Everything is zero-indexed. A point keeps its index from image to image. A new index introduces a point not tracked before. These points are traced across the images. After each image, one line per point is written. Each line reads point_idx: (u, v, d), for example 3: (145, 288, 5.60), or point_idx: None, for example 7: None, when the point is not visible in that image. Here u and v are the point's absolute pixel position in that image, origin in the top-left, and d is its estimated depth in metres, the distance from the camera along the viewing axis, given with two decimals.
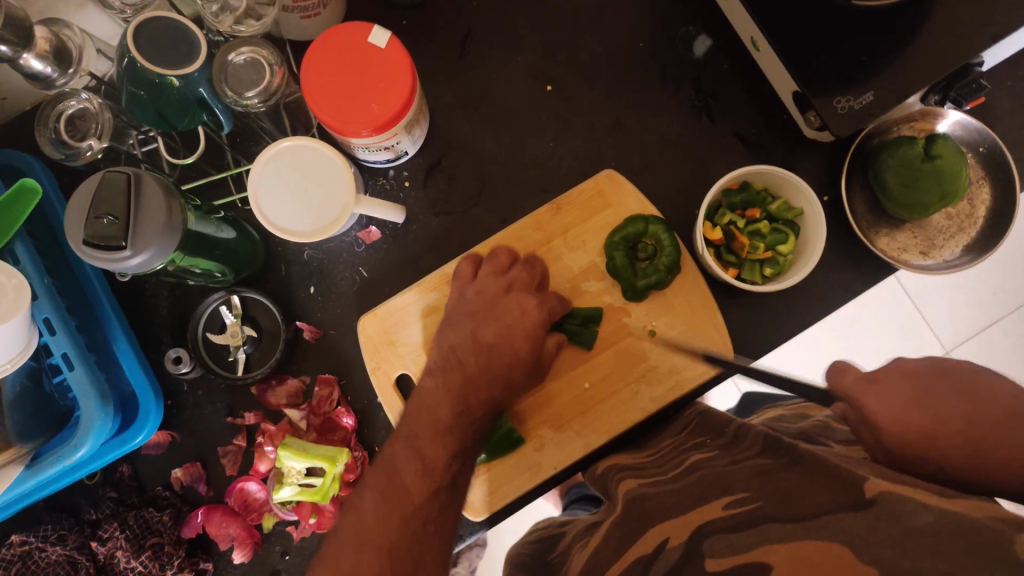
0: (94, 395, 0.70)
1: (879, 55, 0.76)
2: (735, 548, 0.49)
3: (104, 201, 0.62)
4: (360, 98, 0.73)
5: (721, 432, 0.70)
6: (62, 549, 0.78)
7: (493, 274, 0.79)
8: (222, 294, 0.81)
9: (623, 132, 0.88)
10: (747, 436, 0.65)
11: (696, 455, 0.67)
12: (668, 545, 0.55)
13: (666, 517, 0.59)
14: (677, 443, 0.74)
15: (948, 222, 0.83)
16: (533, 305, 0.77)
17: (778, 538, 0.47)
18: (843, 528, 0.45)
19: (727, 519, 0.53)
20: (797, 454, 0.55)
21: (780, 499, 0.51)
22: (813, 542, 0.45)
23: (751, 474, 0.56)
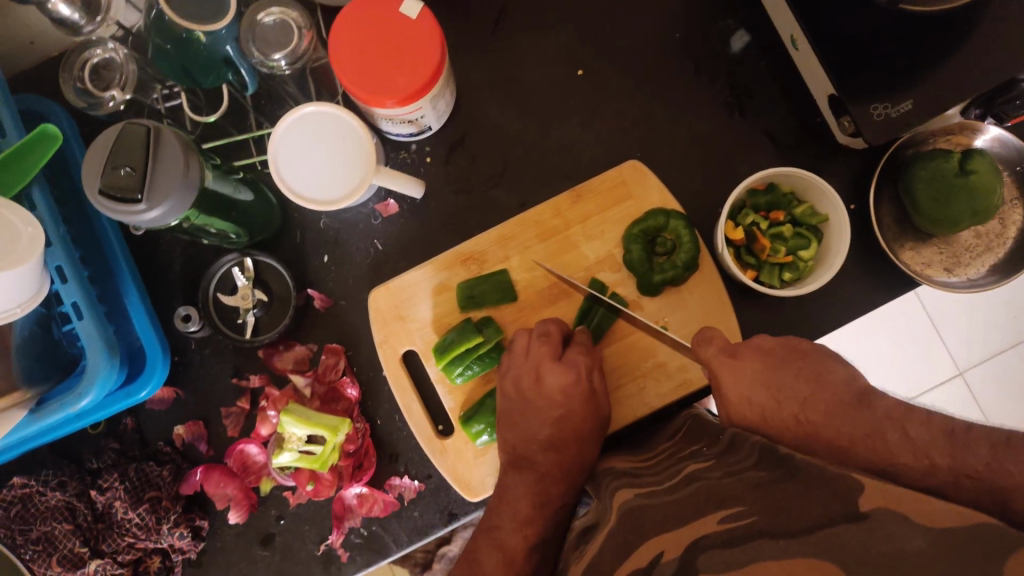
0: (102, 345, 0.70)
1: (922, 63, 0.73)
2: (730, 562, 0.48)
3: (122, 153, 0.62)
4: (387, 68, 0.72)
5: (717, 440, 0.67)
6: (61, 494, 0.80)
7: (550, 346, 0.77)
8: (234, 257, 0.80)
9: (651, 123, 0.86)
10: (743, 443, 0.63)
11: (693, 464, 0.64)
12: (663, 560, 0.53)
13: (660, 529, 0.56)
14: (672, 448, 0.72)
15: (975, 241, 0.81)
16: (584, 373, 0.76)
17: (774, 555, 0.46)
18: (836, 544, 0.44)
19: (721, 533, 0.51)
20: (793, 468, 0.54)
21: (773, 513, 0.50)
22: (802, 560, 0.44)
23: (746, 487, 0.54)
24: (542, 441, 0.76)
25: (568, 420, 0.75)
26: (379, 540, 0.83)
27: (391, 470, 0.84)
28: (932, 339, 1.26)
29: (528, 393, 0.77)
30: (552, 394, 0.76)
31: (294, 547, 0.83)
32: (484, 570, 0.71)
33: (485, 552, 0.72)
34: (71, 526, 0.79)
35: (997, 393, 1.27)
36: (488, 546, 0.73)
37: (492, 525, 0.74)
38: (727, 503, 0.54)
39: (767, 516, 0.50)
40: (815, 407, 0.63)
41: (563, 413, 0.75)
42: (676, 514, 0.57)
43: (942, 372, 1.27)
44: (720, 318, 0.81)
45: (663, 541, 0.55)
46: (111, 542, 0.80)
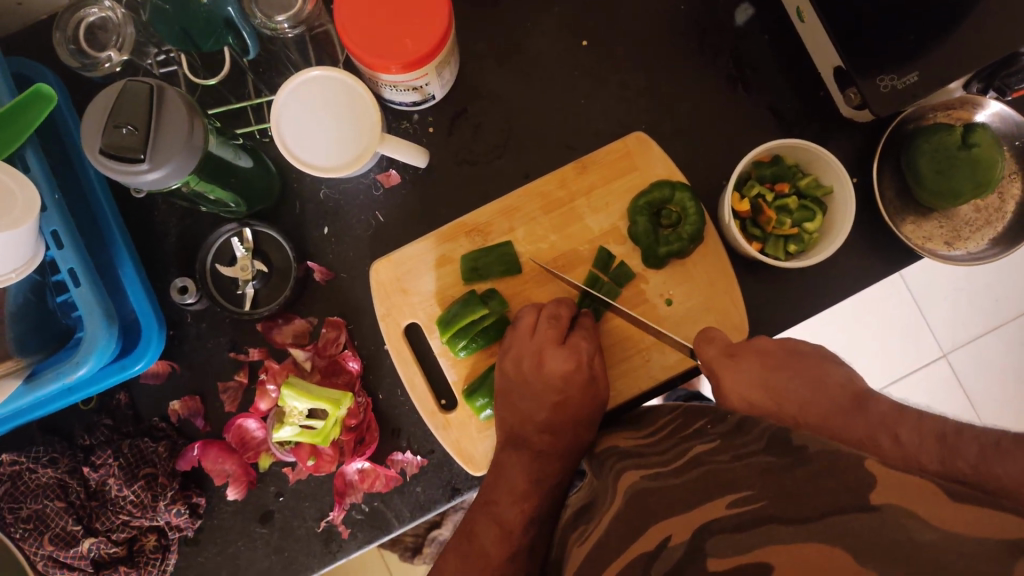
0: (100, 314, 0.68)
1: (928, 37, 0.73)
2: (737, 549, 0.47)
3: (124, 111, 0.60)
4: (394, 33, 0.70)
5: (722, 418, 0.66)
6: (53, 472, 0.77)
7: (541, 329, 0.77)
8: (234, 226, 0.79)
9: (655, 95, 0.86)
10: (755, 426, 0.61)
11: (698, 445, 0.63)
12: (671, 543, 0.52)
13: (664, 514, 0.56)
14: (676, 424, 0.71)
15: (975, 215, 0.82)
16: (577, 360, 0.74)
17: (790, 539, 0.45)
18: (850, 532, 0.43)
19: (732, 517, 0.50)
20: (803, 456, 0.52)
21: (784, 500, 0.49)
22: (812, 547, 0.44)
23: (756, 472, 0.53)
24: (540, 424, 0.74)
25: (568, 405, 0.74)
26: (380, 516, 0.81)
27: (393, 445, 0.82)
28: (918, 321, 1.28)
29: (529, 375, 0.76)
30: (551, 377, 0.74)
31: (294, 524, 0.82)
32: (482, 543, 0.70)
33: (482, 526, 0.71)
34: (63, 504, 0.77)
35: (980, 375, 1.29)
36: (486, 522, 0.71)
37: (488, 500, 0.72)
38: (734, 489, 0.53)
39: (775, 500, 0.49)
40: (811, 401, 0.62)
41: (562, 398, 0.74)
42: (680, 499, 0.56)
43: (927, 354, 1.28)
44: (724, 291, 0.81)
45: (665, 528, 0.54)
46: (105, 520, 0.77)
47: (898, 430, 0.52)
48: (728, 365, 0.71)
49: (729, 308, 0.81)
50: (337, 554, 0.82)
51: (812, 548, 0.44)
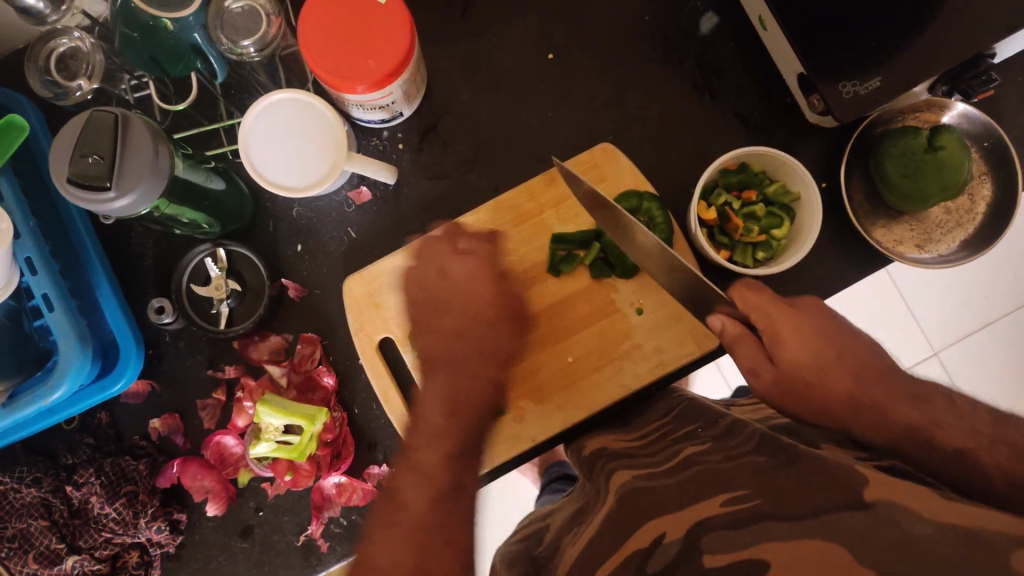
0: (74, 336, 0.70)
1: (889, 43, 0.73)
2: (733, 545, 0.48)
3: (90, 140, 0.61)
4: (357, 53, 0.71)
5: (713, 422, 0.68)
6: (36, 491, 0.79)
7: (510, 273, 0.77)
8: (208, 247, 0.80)
9: (622, 106, 0.86)
10: (741, 430, 0.64)
11: (689, 446, 0.65)
12: (666, 540, 0.53)
13: (661, 510, 0.57)
14: (665, 430, 0.72)
15: (946, 217, 0.82)
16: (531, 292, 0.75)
17: (775, 538, 0.46)
18: (842, 525, 0.45)
19: (725, 515, 0.51)
20: (795, 454, 0.55)
21: (775, 496, 0.50)
22: (814, 542, 0.45)
23: (746, 473, 0.55)
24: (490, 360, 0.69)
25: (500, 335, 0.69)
26: (358, 530, 0.82)
27: (369, 459, 0.83)
28: (907, 320, 1.27)
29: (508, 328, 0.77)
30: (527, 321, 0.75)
31: (274, 539, 0.83)
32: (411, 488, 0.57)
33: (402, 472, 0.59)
34: (46, 522, 0.78)
35: (973, 373, 1.27)
36: (404, 468, 0.59)
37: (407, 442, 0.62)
38: (729, 486, 0.54)
39: (769, 499, 0.50)
40: (807, 359, 0.61)
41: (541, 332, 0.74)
42: (677, 497, 0.57)
43: (918, 352, 1.27)
44: None
45: (664, 523, 0.55)
46: (87, 538, 0.79)
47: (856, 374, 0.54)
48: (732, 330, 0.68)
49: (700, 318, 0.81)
50: (318, 567, 0.82)
51: (804, 542, 0.45)
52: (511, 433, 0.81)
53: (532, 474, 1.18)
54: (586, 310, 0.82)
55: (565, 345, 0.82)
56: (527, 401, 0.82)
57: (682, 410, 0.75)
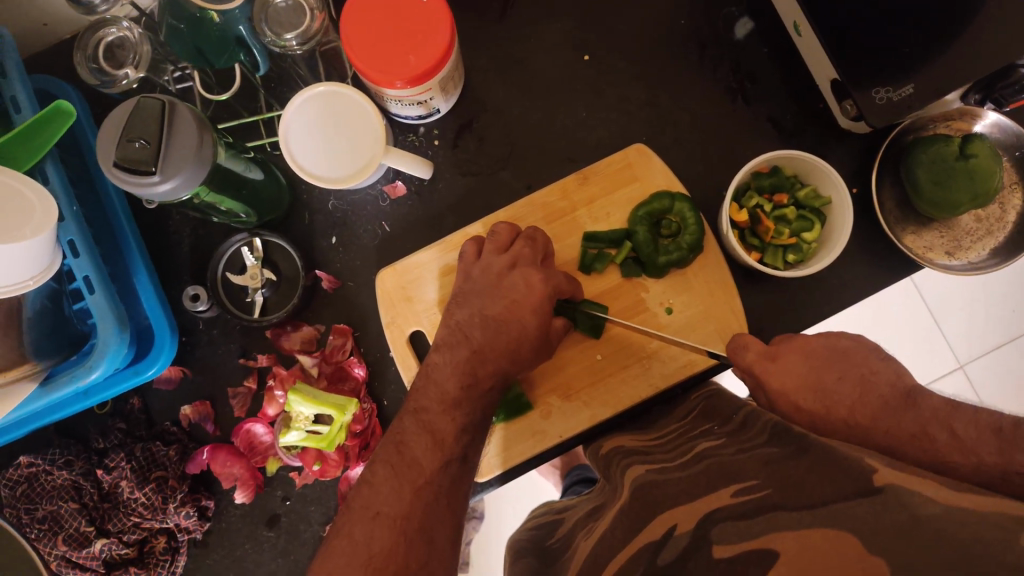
0: (113, 320, 0.71)
1: (922, 50, 0.74)
2: (748, 533, 0.48)
3: (136, 125, 0.62)
4: (398, 48, 0.73)
5: (730, 419, 0.69)
6: (68, 474, 0.80)
7: (496, 251, 0.78)
8: (244, 236, 0.81)
9: (656, 108, 0.87)
10: (756, 422, 0.64)
11: (704, 442, 0.66)
12: (678, 533, 0.53)
13: (674, 503, 0.57)
14: (684, 427, 0.73)
15: (975, 225, 0.82)
16: (539, 279, 0.75)
17: (790, 526, 0.46)
18: (857, 517, 0.44)
19: (736, 505, 0.51)
20: (806, 444, 0.55)
21: (788, 489, 0.50)
22: (826, 529, 0.45)
23: (757, 463, 0.56)
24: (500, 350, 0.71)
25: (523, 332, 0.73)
26: None
27: None
28: (932, 331, 1.27)
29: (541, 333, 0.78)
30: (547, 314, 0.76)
31: (300, 528, 0.83)
32: (413, 454, 0.62)
33: (412, 434, 0.64)
34: (77, 505, 0.79)
35: (997, 386, 1.27)
36: (415, 429, 0.64)
37: (417, 408, 0.67)
38: (739, 478, 0.55)
39: (782, 489, 0.50)
40: (854, 397, 0.61)
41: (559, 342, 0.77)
42: (688, 489, 0.57)
43: (942, 365, 1.27)
44: (724, 301, 0.82)
45: (674, 516, 0.55)
46: (117, 521, 0.79)
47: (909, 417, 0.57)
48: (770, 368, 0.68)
49: (729, 317, 0.82)
50: None
51: (823, 531, 0.45)
52: (539, 428, 0.82)
53: (553, 477, 1.17)
54: (615, 309, 0.83)
55: (593, 343, 0.83)
56: (555, 397, 0.83)
57: (703, 410, 0.75)
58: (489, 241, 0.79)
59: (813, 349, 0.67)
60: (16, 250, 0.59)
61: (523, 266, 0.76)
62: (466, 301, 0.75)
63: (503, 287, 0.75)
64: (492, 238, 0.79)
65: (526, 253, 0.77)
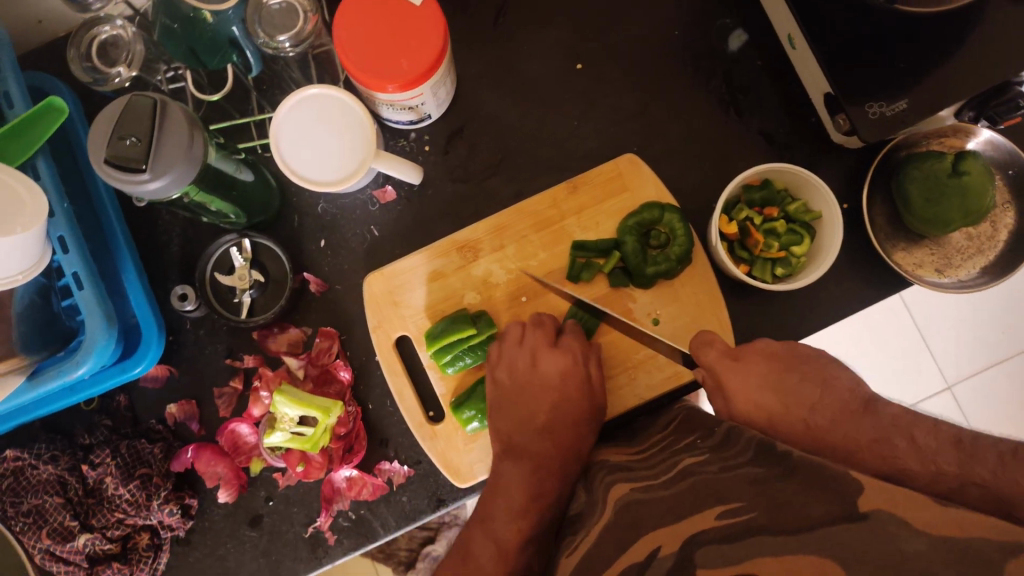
0: (101, 316, 0.71)
1: (917, 65, 0.74)
2: (726, 559, 0.47)
3: (129, 122, 0.62)
4: (391, 53, 0.73)
5: (711, 432, 0.69)
6: (53, 468, 0.80)
7: (513, 347, 0.80)
8: (233, 237, 0.81)
9: (648, 118, 0.87)
10: (739, 439, 0.64)
11: (687, 458, 0.64)
12: (661, 554, 0.52)
13: (656, 525, 0.56)
14: (669, 438, 0.72)
15: (966, 242, 0.82)
16: (550, 366, 0.78)
17: (772, 551, 0.46)
18: (838, 541, 0.44)
19: (719, 529, 0.51)
20: (790, 467, 0.55)
21: (775, 509, 0.49)
22: (807, 556, 0.44)
23: (741, 483, 0.55)
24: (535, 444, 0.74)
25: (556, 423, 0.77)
26: (366, 525, 0.83)
27: (381, 454, 0.84)
28: (921, 352, 1.26)
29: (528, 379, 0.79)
30: (548, 376, 0.78)
31: (282, 528, 0.84)
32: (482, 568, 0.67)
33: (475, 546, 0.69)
34: (61, 499, 0.80)
35: (985, 409, 1.27)
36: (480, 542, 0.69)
37: (486, 522, 0.71)
38: (727, 498, 0.54)
39: (766, 512, 0.50)
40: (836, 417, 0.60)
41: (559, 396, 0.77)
42: (676, 507, 0.57)
43: (930, 386, 1.27)
44: (711, 312, 0.82)
45: (657, 537, 0.55)
46: (100, 517, 0.80)
47: (914, 433, 0.56)
48: (762, 389, 0.70)
49: (715, 329, 0.81)
50: (322, 560, 0.83)
51: (805, 558, 0.44)
52: None
53: None
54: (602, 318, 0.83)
55: None
56: None
57: (685, 419, 0.75)
58: (505, 338, 0.81)
59: (790, 356, 0.73)
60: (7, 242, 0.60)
61: (541, 357, 0.78)
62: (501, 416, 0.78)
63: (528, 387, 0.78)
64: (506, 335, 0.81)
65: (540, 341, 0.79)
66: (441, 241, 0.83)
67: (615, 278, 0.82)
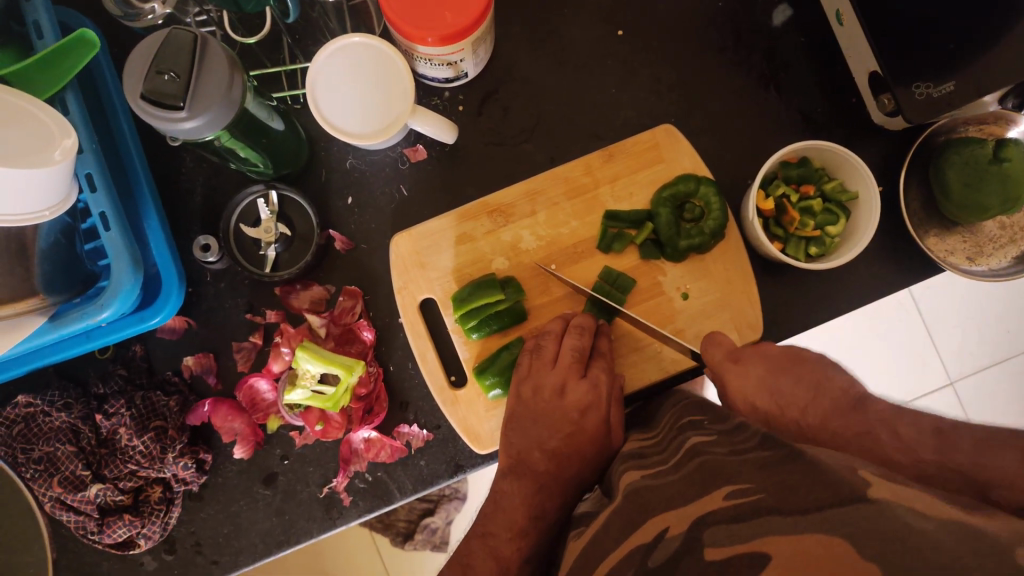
0: (128, 260, 0.69)
1: (967, 47, 0.73)
2: (732, 539, 0.46)
3: (168, 58, 0.60)
4: (435, 3, 0.70)
5: (721, 415, 0.67)
6: (66, 416, 0.79)
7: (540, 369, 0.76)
8: (260, 188, 0.79)
9: (686, 89, 0.86)
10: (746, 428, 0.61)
11: (695, 437, 0.63)
12: (666, 536, 0.51)
13: (666, 507, 0.54)
14: (674, 421, 0.71)
15: (999, 232, 0.82)
16: (572, 390, 0.73)
17: (783, 531, 0.45)
18: (854, 518, 0.43)
19: (727, 510, 0.49)
20: (798, 451, 0.53)
21: (781, 493, 0.48)
22: (815, 536, 0.43)
23: (749, 466, 0.54)
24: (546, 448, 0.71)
25: (578, 438, 0.71)
26: (383, 487, 0.82)
27: (400, 418, 0.83)
28: (928, 347, 1.27)
29: (549, 406, 0.74)
30: (570, 407, 0.72)
31: (297, 488, 0.83)
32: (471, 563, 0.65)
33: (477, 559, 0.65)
34: (74, 448, 0.78)
35: (984, 405, 1.28)
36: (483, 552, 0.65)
37: (486, 532, 0.67)
38: (733, 480, 0.53)
39: (772, 493, 0.49)
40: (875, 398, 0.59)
41: (573, 431, 0.71)
42: (682, 494, 0.55)
43: (934, 380, 1.27)
44: (741, 289, 0.81)
45: (664, 519, 0.53)
46: (113, 468, 0.78)
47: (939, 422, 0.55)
48: (796, 390, 0.66)
49: (746, 307, 0.81)
50: (337, 521, 0.83)
51: (812, 537, 0.43)
52: None
53: None
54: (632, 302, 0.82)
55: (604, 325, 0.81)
56: None
57: (688, 405, 0.73)
58: (533, 356, 0.77)
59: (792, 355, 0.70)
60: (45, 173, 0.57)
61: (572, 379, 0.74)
62: (524, 431, 0.73)
63: (550, 411, 0.73)
64: (536, 353, 0.77)
65: (572, 365, 0.74)
66: (470, 203, 0.81)
67: (648, 249, 0.81)
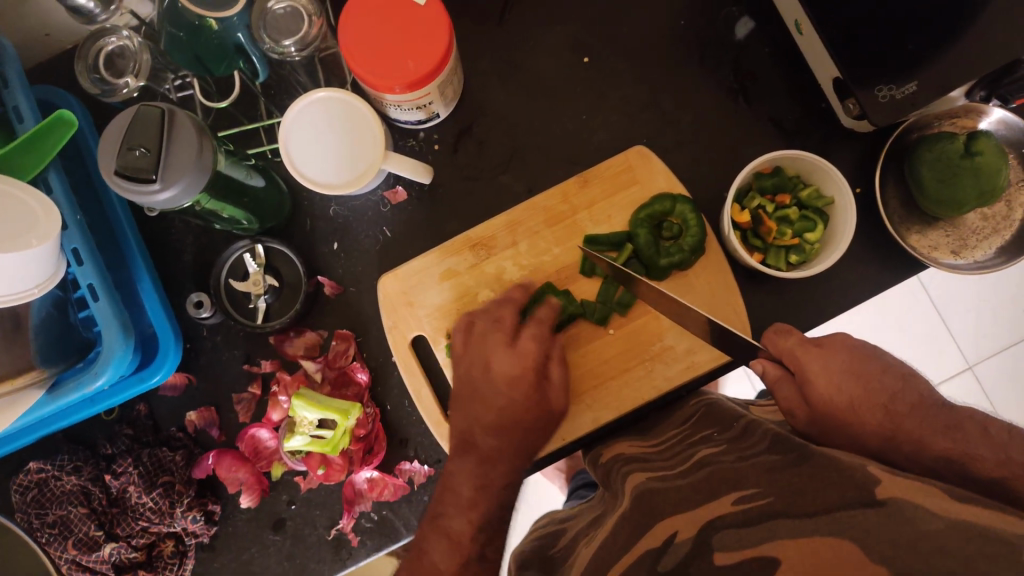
0: (118, 327, 0.71)
1: (926, 48, 0.73)
2: (744, 542, 0.47)
3: (137, 134, 0.62)
4: (397, 53, 0.71)
5: (729, 425, 0.67)
6: (77, 479, 0.81)
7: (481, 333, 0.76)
8: (246, 243, 0.81)
9: (657, 109, 0.87)
10: (756, 431, 0.62)
11: (703, 450, 0.63)
12: (677, 539, 0.52)
13: (675, 510, 0.55)
14: (683, 433, 0.71)
15: (982, 223, 0.81)
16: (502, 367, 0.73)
17: (791, 534, 0.45)
18: (856, 527, 0.43)
19: (738, 511, 0.50)
20: (807, 452, 0.54)
21: (790, 496, 0.49)
22: (826, 539, 0.44)
23: (759, 472, 0.54)
24: (487, 424, 0.72)
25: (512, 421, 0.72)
26: (390, 524, 0.83)
27: (401, 454, 0.85)
28: (940, 333, 1.25)
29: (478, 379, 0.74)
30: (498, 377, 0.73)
31: (305, 531, 0.84)
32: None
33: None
34: (85, 509, 0.80)
35: (1006, 387, 1.26)
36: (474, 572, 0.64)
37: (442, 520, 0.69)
38: (740, 486, 0.53)
39: (782, 496, 0.49)
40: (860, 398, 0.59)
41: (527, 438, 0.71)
42: (689, 497, 0.55)
43: (951, 366, 1.26)
44: (726, 302, 0.81)
45: (674, 522, 0.54)
46: (125, 526, 0.80)
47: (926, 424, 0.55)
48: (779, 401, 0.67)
49: (732, 317, 0.81)
50: (347, 561, 0.84)
51: (818, 541, 0.44)
52: None
53: (557, 480, 1.16)
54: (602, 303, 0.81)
55: (597, 346, 0.82)
56: None
57: (703, 413, 0.74)
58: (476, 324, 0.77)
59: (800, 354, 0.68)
60: (32, 252, 0.59)
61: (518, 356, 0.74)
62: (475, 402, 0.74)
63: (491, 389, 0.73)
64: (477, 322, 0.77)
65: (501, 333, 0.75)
66: (453, 240, 0.83)
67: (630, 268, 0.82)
